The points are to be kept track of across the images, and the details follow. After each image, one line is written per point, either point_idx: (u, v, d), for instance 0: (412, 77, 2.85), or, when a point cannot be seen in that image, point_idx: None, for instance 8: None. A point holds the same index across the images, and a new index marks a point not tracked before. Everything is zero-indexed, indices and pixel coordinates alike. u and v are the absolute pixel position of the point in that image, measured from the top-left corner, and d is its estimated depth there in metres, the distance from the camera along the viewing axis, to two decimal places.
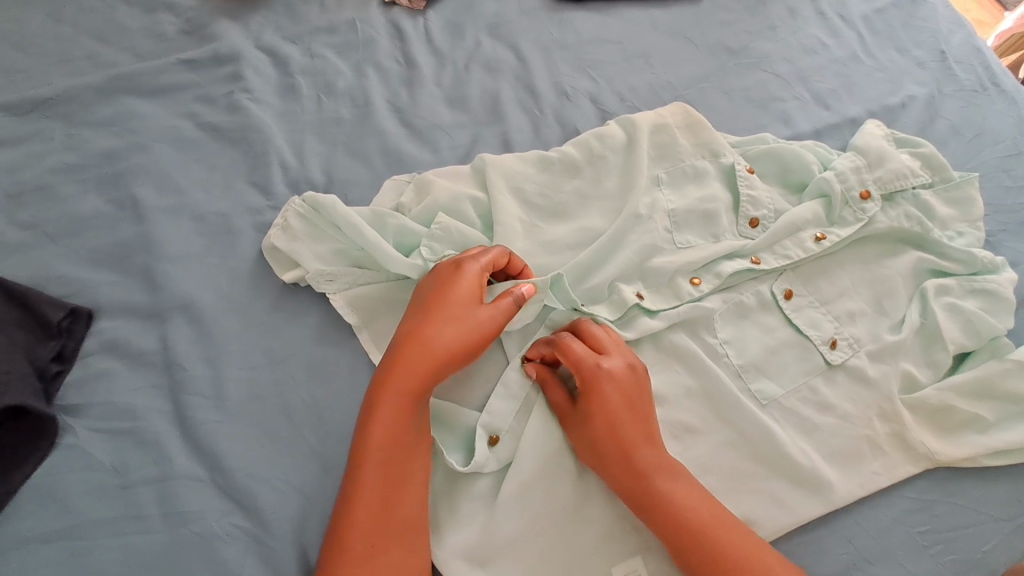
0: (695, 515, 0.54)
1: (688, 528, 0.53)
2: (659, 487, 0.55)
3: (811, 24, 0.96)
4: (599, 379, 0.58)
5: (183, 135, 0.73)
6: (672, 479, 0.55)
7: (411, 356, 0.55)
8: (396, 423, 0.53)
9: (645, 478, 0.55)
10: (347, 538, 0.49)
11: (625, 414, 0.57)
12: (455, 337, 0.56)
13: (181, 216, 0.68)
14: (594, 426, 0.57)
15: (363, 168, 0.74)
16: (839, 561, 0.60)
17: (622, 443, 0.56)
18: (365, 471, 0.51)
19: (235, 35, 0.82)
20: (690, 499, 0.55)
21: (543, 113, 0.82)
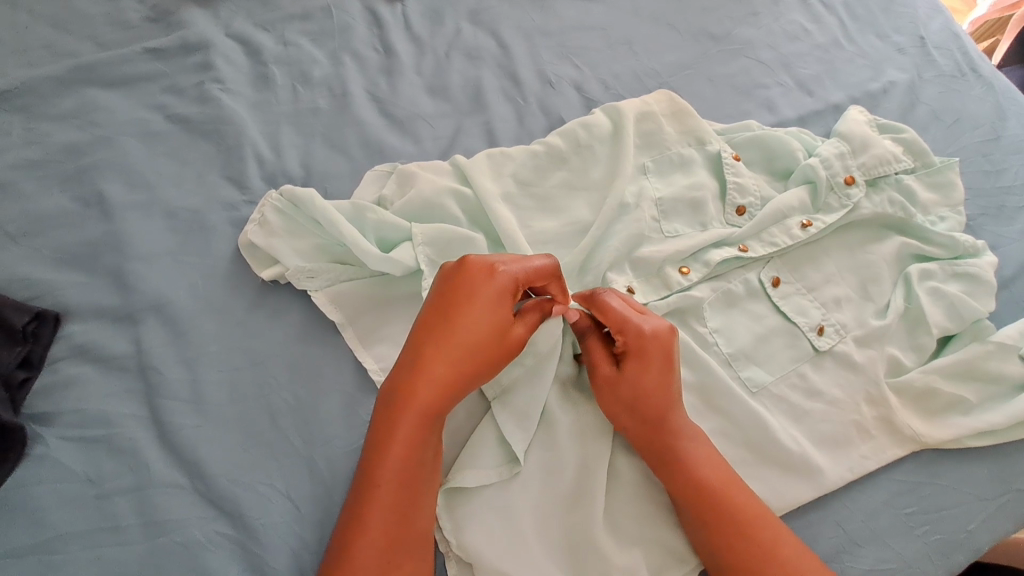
0: (711, 475, 0.56)
1: (703, 487, 0.55)
2: (683, 449, 0.56)
3: (793, 10, 0.96)
4: (649, 351, 0.56)
5: (152, 128, 0.70)
6: (695, 443, 0.57)
7: (431, 373, 0.52)
8: (415, 442, 0.51)
9: (674, 440, 0.56)
10: (358, 552, 0.48)
11: (663, 378, 0.56)
12: (482, 355, 0.53)
13: (152, 213, 0.65)
14: (629, 388, 0.56)
15: (342, 160, 0.72)
16: (830, 546, 0.61)
17: (657, 406, 0.56)
18: (377, 486, 0.49)
19: (203, 22, 0.78)
20: (707, 461, 0.56)
21: (527, 102, 0.80)
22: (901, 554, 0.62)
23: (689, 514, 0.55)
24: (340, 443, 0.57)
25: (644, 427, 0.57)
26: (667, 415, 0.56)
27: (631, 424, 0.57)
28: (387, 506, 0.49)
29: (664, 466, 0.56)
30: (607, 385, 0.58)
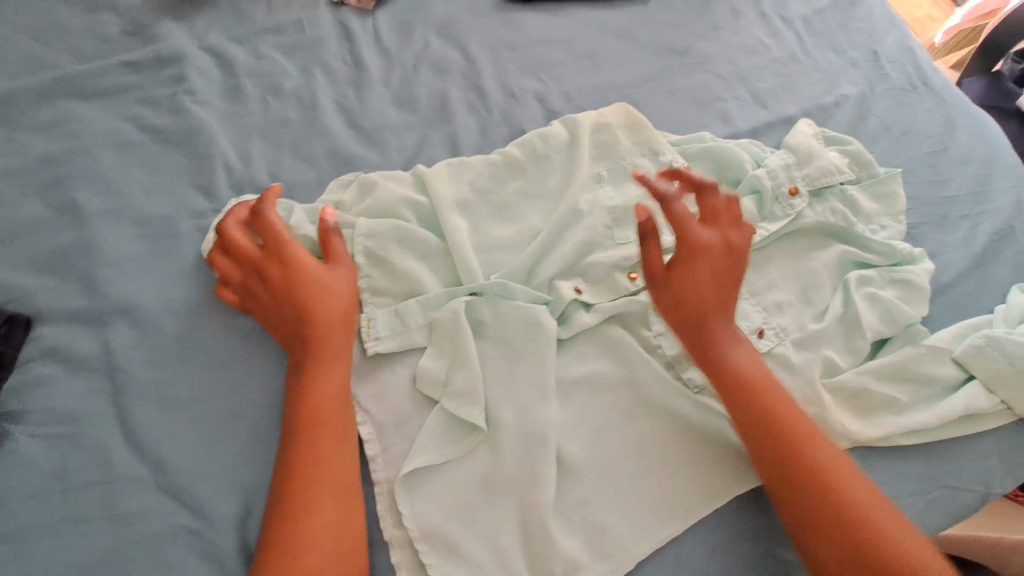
0: (777, 414, 0.60)
1: (774, 418, 0.60)
2: (723, 353, 0.64)
3: (752, 25, 1.00)
4: (705, 252, 0.67)
5: (126, 139, 0.73)
6: (733, 346, 0.65)
7: (305, 325, 0.60)
8: (307, 391, 0.57)
9: (715, 342, 0.64)
10: (283, 507, 0.53)
11: (716, 289, 0.66)
12: (334, 296, 0.62)
13: (123, 220, 0.69)
14: (704, 299, 0.65)
15: (309, 170, 0.75)
16: (762, 537, 0.64)
17: (699, 302, 0.65)
18: (289, 446, 0.55)
19: (178, 35, 0.81)
20: (776, 393, 0.62)
21: (490, 113, 0.84)
22: None
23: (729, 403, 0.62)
24: None
25: (684, 317, 0.65)
26: (720, 345, 0.64)
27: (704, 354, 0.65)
28: (297, 456, 0.55)
29: (701, 353, 0.65)
30: (659, 282, 0.67)
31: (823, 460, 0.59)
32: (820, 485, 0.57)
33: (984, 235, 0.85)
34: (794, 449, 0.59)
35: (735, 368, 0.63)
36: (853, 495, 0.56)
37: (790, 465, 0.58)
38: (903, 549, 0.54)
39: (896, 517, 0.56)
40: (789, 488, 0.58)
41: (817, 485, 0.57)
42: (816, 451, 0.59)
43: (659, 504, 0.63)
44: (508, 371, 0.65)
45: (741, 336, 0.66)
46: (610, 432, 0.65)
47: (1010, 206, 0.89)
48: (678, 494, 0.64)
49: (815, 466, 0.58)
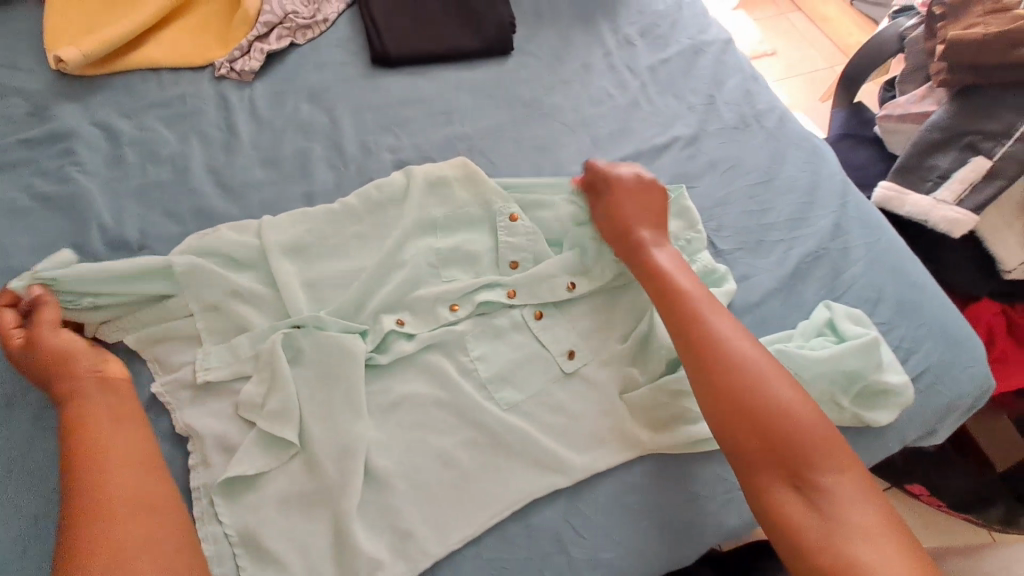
0: (747, 377, 0.68)
1: (746, 381, 0.67)
2: (705, 335, 0.72)
3: (600, 77, 1.12)
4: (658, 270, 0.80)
5: (16, 206, 0.85)
6: (710, 325, 0.73)
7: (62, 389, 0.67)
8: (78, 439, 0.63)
9: (698, 332, 0.73)
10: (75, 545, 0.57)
11: (675, 290, 0.77)
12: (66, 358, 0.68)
13: (5, 276, 0.79)
14: (679, 304, 0.76)
15: (176, 225, 0.86)
16: (556, 538, 0.72)
17: (686, 306, 0.75)
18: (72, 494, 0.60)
19: (73, 114, 0.94)
20: (752, 360, 0.69)
21: (347, 168, 0.95)
22: (622, 544, 0.73)
23: (691, 361, 0.71)
24: None
25: (679, 324, 0.75)
26: (701, 329, 0.73)
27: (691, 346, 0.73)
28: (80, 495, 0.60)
29: (689, 346, 0.72)
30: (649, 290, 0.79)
31: (772, 399, 0.66)
32: (771, 428, 0.64)
33: (795, 256, 0.94)
34: (746, 404, 0.66)
35: (701, 330, 0.72)
36: (810, 430, 0.64)
37: (739, 405, 0.66)
38: (848, 484, 0.61)
39: (847, 457, 0.63)
40: (729, 428, 0.66)
41: (776, 430, 0.64)
42: (777, 398, 0.66)
43: (458, 514, 0.71)
44: (325, 395, 0.74)
45: (719, 307, 0.76)
46: (420, 446, 0.74)
47: (825, 231, 0.98)
48: (477, 500, 0.72)
49: (772, 412, 0.65)
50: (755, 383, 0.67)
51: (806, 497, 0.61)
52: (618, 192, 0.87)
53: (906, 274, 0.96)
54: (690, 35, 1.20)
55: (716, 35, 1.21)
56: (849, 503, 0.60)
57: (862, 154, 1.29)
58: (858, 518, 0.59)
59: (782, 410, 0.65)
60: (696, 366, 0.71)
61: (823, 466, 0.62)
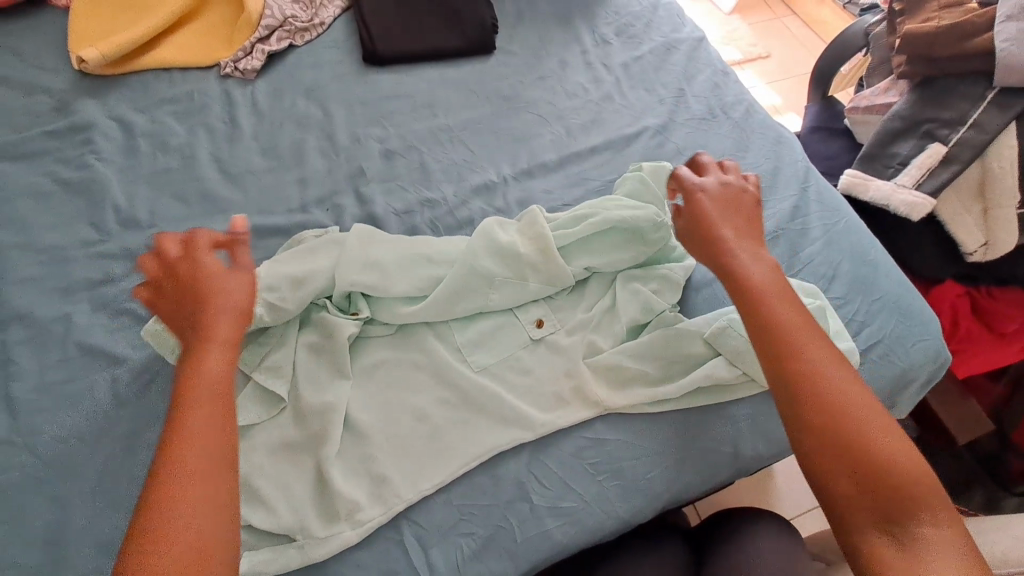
0: (842, 399, 0.63)
1: (836, 423, 0.61)
2: (808, 366, 0.65)
3: (576, 73, 1.19)
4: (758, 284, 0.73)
5: (41, 189, 0.95)
6: (800, 350, 0.66)
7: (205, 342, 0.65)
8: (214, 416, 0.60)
9: (801, 364, 0.65)
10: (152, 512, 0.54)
11: (784, 307, 0.70)
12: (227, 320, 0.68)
13: (29, 251, 0.89)
14: (762, 317, 0.69)
15: (182, 207, 0.95)
16: (521, 487, 0.78)
17: (773, 325, 0.68)
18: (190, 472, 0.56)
19: (92, 109, 1.04)
20: (843, 393, 0.63)
21: (338, 156, 1.04)
22: (582, 495, 0.78)
23: (781, 383, 0.65)
24: (139, 411, 0.78)
25: (767, 349, 0.67)
26: (790, 357, 0.66)
27: (767, 354, 0.67)
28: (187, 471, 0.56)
29: (781, 362, 0.66)
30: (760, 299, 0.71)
31: (859, 425, 0.61)
32: (865, 454, 0.59)
33: None
34: (849, 419, 0.61)
35: (809, 363, 0.65)
36: (911, 472, 0.59)
37: (834, 439, 0.60)
38: (938, 534, 0.55)
39: (944, 504, 0.58)
40: (823, 462, 0.60)
41: (874, 457, 0.59)
42: (869, 432, 0.61)
43: (430, 464, 0.77)
44: (314, 357, 0.82)
45: (820, 332, 0.69)
46: (399, 402, 0.81)
47: (784, 213, 1.03)
48: (449, 450, 0.78)
49: (863, 435, 0.61)
50: (835, 417, 0.62)
51: (882, 523, 0.57)
52: (698, 206, 0.81)
53: (863, 253, 1.01)
54: (663, 34, 1.27)
55: (688, 34, 1.29)
56: (931, 535, 0.55)
57: (834, 145, 1.35)
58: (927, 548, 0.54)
59: (887, 457, 0.59)
60: (791, 396, 0.64)
61: (923, 514, 0.56)
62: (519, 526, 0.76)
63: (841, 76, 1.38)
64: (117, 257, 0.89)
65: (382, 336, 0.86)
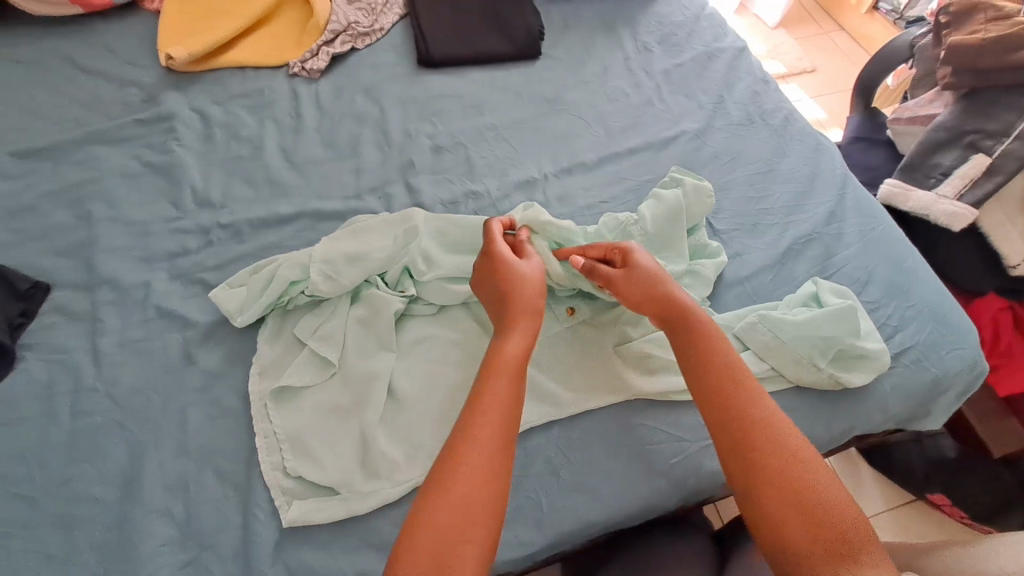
0: (754, 430, 0.67)
1: (763, 454, 0.66)
2: (730, 398, 0.70)
3: (618, 78, 1.24)
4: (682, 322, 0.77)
5: (130, 170, 1.06)
6: (727, 387, 0.71)
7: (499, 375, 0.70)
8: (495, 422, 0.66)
9: (727, 399, 0.70)
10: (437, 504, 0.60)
11: (716, 347, 0.75)
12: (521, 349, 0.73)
13: (118, 223, 0.99)
14: (697, 350, 0.75)
15: (250, 190, 1.05)
16: (550, 461, 0.82)
17: (704, 364, 0.73)
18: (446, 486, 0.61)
19: (177, 101, 1.15)
20: (767, 425, 0.68)
21: (391, 149, 1.12)
22: (607, 475, 0.82)
23: (712, 414, 0.70)
24: (206, 369, 0.86)
25: (697, 385, 0.73)
26: (723, 394, 0.71)
27: (703, 395, 0.72)
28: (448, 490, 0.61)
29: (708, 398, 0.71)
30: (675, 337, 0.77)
31: (778, 455, 0.65)
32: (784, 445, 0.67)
33: (788, 237, 1.02)
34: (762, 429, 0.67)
35: (721, 384, 0.71)
36: (829, 509, 0.62)
37: (764, 469, 0.65)
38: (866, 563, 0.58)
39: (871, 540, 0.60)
40: (743, 466, 0.66)
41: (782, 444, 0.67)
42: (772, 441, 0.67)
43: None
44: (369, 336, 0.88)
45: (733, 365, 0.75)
46: (437, 376, 0.86)
47: (820, 217, 1.05)
48: None
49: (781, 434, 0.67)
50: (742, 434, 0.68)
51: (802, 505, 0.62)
52: (629, 276, 0.81)
53: (899, 259, 1.02)
54: (704, 43, 1.31)
55: (730, 43, 1.32)
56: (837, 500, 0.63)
57: (876, 155, 1.35)
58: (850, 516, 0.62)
59: (812, 491, 0.63)
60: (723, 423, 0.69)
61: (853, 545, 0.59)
62: (546, 499, 0.80)
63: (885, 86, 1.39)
64: (192, 232, 0.99)
65: (423, 315, 0.92)
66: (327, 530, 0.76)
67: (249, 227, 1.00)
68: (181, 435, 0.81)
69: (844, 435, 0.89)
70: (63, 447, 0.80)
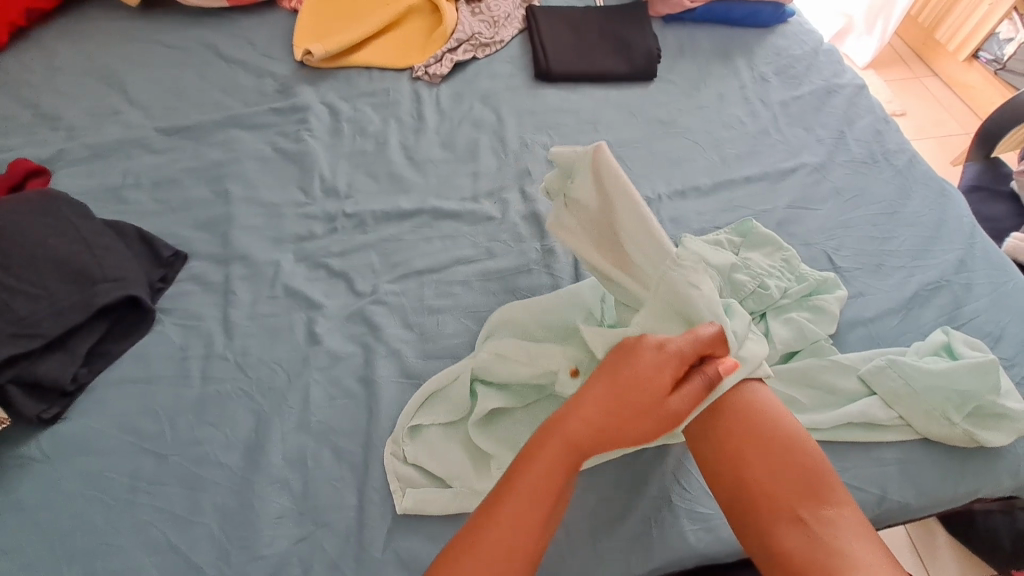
0: (737, 487, 0.69)
1: (743, 495, 0.69)
2: (705, 446, 0.73)
3: (734, 106, 1.24)
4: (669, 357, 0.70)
5: (264, 155, 1.12)
6: (716, 426, 0.72)
7: (552, 452, 0.67)
8: (541, 485, 0.66)
9: (704, 441, 0.73)
10: (471, 547, 0.62)
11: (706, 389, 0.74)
12: (630, 405, 0.68)
13: (251, 203, 1.05)
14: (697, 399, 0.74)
15: (374, 183, 1.09)
16: (661, 484, 0.80)
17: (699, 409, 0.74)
18: (481, 537, 0.63)
19: (309, 94, 1.21)
20: (721, 467, 0.71)
21: (507, 156, 1.14)
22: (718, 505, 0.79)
23: (709, 456, 0.72)
24: (329, 350, 0.89)
25: (702, 424, 0.73)
26: (709, 435, 0.72)
27: (693, 435, 0.74)
28: (491, 540, 0.62)
29: (701, 440, 0.73)
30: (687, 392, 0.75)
31: (751, 485, 0.69)
32: (794, 468, 0.69)
33: (915, 282, 0.98)
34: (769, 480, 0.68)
35: (724, 430, 0.72)
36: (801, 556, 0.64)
37: (747, 505, 0.68)
38: None
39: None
40: (745, 512, 0.68)
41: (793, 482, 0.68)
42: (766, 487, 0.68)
43: None
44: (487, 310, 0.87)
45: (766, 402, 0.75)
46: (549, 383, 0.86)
47: (949, 264, 1.01)
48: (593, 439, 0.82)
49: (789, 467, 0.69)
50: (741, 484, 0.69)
51: (813, 539, 0.64)
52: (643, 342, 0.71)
53: None
54: (824, 78, 1.29)
55: (850, 80, 1.30)
56: (850, 537, 0.65)
57: (996, 208, 1.29)
58: (858, 550, 0.63)
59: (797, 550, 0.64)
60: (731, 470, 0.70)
61: None
62: (655, 522, 0.78)
63: (1008, 137, 1.31)
64: (319, 219, 1.03)
65: None
66: (438, 523, 0.76)
67: (373, 219, 1.04)
68: (303, 411, 0.83)
69: (971, 498, 0.84)
70: (193, 408, 0.84)
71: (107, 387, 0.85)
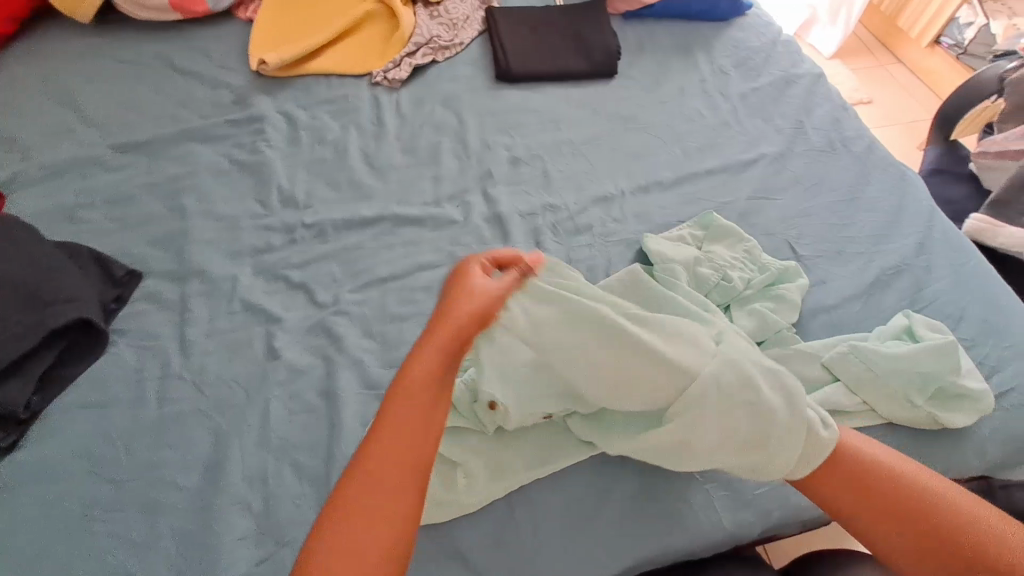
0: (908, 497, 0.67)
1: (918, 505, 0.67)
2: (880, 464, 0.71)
3: (694, 99, 1.24)
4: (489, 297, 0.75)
5: (220, 168, 1.09)
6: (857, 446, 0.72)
7: (410, 390, 0.66)
8: (404, 418, 0.64)
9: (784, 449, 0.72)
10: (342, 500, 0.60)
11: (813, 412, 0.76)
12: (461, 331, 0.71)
13: (208, 217, 1.02)
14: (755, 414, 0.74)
15: (333, 192, 1.07)
16: (630, 482, 0.80)
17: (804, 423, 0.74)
18: (349, 487, 0.61)
19: (266, 104, 1.19)
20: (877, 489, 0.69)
21: (469, 159, 1.13)
22: (689, 501, 0.79)
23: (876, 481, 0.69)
24: (290, 364, 0.87)
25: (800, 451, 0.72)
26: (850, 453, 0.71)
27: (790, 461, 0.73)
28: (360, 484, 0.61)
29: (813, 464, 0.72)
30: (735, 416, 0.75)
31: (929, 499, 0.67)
32: (861, 471, 0.70)
33: (876, 267, 0.99)
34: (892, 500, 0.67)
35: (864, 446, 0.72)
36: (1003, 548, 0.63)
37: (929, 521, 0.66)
38: None
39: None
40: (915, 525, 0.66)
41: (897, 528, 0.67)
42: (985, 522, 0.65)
43: (542, 446, 0.80)
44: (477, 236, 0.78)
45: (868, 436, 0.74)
46: None
47: (909, 248, 1.02)
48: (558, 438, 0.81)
49: (917, 491, 0.67)
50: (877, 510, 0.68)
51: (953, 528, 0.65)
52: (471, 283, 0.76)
53: (994, 296, 0.97)
54: (782, 69, 1.30)
55: (808, 69, 1.31)
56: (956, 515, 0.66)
57: (956, 190, 1.31)
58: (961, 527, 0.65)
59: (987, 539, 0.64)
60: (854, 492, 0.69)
61: None
62: (625, 522, 0.77)
63: (967, 120, 1.32)
64: (278, 230, 1.01)
65: None
66: None
67: (333, 228, 1.02)
68: (264, 429, 0.82)
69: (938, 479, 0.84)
70: (150, 431, 0.81)
71: (59, 413, 0.83)
